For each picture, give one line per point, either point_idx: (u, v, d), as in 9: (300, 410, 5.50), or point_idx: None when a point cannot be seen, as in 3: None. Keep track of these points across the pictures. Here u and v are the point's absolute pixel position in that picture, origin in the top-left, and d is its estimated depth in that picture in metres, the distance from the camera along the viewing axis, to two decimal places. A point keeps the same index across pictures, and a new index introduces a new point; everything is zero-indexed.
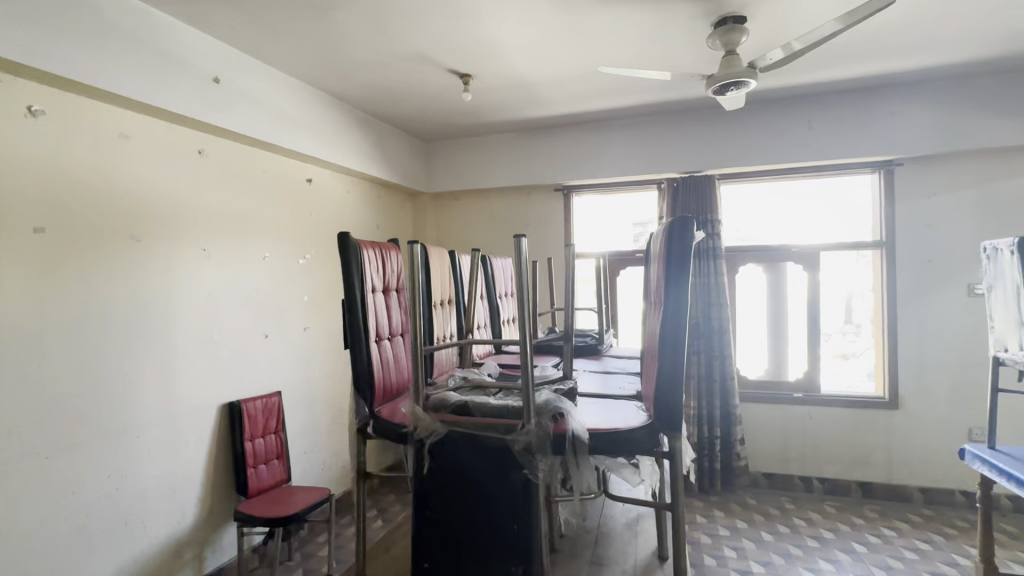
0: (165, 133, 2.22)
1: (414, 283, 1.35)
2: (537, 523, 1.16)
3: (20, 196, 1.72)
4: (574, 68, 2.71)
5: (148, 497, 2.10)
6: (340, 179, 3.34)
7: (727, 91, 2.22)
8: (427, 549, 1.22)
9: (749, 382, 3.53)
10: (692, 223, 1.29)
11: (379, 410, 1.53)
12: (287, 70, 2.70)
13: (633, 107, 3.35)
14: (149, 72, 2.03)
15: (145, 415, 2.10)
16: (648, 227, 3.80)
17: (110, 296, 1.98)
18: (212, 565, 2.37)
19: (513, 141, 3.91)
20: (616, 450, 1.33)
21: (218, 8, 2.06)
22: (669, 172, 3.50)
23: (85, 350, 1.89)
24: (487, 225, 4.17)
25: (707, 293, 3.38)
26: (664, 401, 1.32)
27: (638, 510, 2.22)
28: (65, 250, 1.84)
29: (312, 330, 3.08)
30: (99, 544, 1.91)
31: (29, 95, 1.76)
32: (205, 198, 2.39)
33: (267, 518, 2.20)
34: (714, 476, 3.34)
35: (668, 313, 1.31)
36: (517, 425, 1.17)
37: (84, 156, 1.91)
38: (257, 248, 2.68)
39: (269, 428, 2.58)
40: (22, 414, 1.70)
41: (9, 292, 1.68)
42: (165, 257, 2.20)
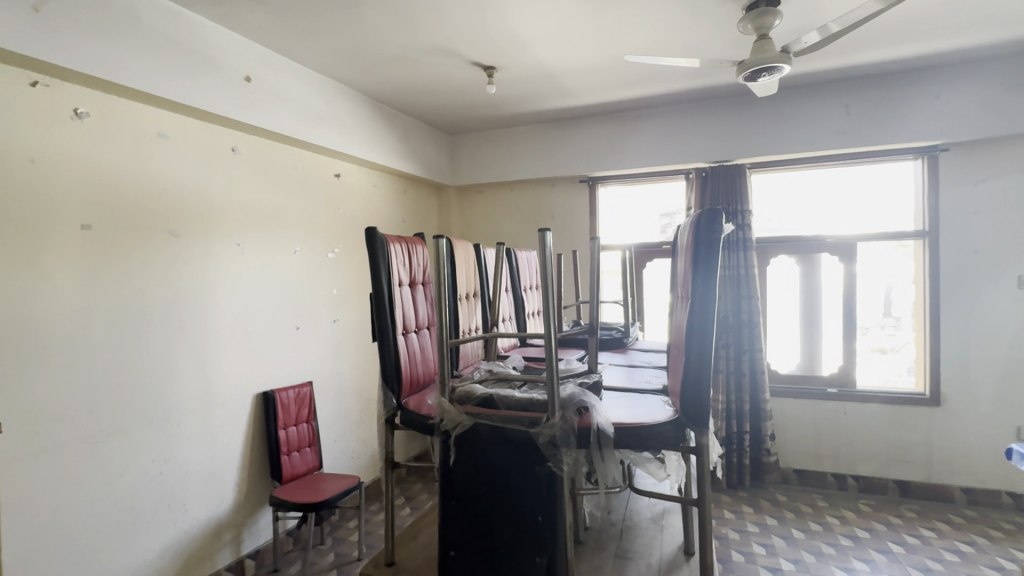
0: (200, 132, 2.30)
1: (440, 276, 1.37)
2: (562, 515, 1.17)
3: (69, 195, 1.82)
4: (599, 57, 2.67)
5: (189, 481, 2.20)
6: (367, 173, 3.39)
7: (758, 77, 2.15)
8: (453, 537, 1.25)
9: (780, 376, 3.45)
10: (721, 215, 1.26)
11: (407, 401, 1.56)
12: (315, 67, 2.75)
13: (660, 95, 3.28)
14: (185, 73, 2.10)
15: (185, 403, 2.20)
16: (675, 217, 3.72)
17: (151, 290, 2.07)
18: (249, 547, 2.47)
19: (537, 133, 3.88)
20: (641, 444, 1.32)
21: (248, 8, 2.11)
22: (698, 161, 3.42)
23: (130, 342, 1.99)
24: (512, 218, 4.17)
25: (737, 286, 3.31)
26: (691, 396, 1.30)
27: (664, 505, 2.18)
28: (109, 246, 1.93)
29: (342, 322, 3.16)
30: (146, 524, 2.02)
31: (75, 98, 1.84)
32: (238, 195, 2.47)
33: (300, 504, 2.28)
34: (743, 472, 3.29)
35: (695, 307, 1.29)
36: (542, 418, 1.18)
37: (126, 156, 2.00)
38: (288, 243, 2.75)
39: (301, 417, 2.67)
40: (73, 401, 1.80)
41: (59, 286, 1.78)
42: (202, 252, 2.29)
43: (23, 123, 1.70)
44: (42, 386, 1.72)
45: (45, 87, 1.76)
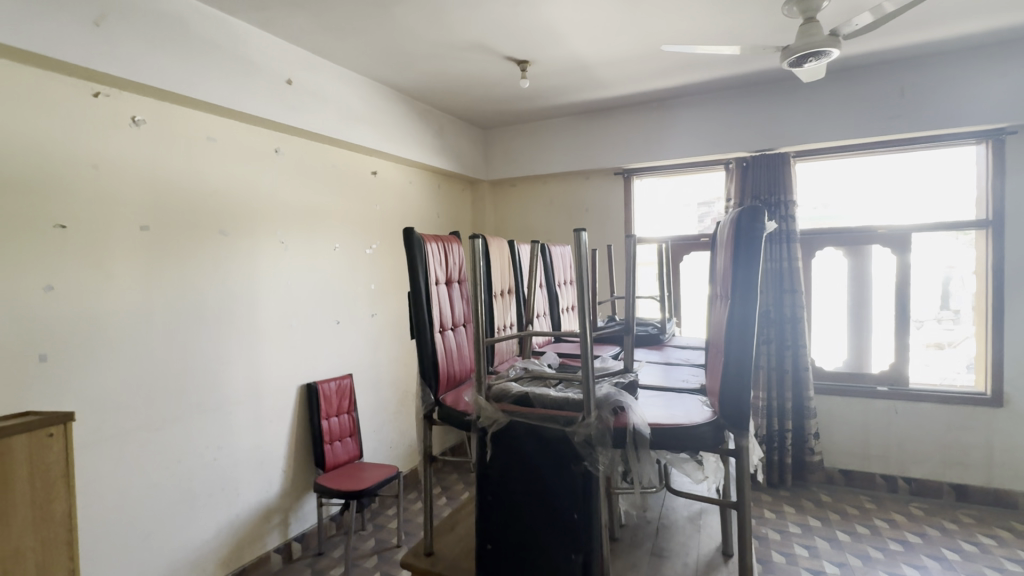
0: (247, 135, 2.39)
1: (476, 275, 1.39)
2: (597, 514, 1.18)
3: (130, 197, 1.94)
4: (635, 47, 2.61)
5: (240, 467, 2.33)
6: (403, 170, 3.45)
7: (805, 62, 2.05)
8: (490, 531, 1.28)
9: (826, 373, 3.32)
10: (763, 213, 1.22)
11: (444, 397, 1.59)
12: (352, 68, 2.81)
13: (699, 83, 3.18)
14: (231, 79, 2.19)
15: (236, 393, 2.32)
16: (712, 207, 3.62)
17: (204, 286, 2.19)
18: (296, 531, 2.59)
19: (571, 125, 3.84)
20: (679, 445, 1.31)
21: (289, 12, 2.17)
22: (738, 151, 3.31)
23: (185, 335, 2.11)
24: (546, 211, 4.15)
25: (780, 279, 3.19)
26: (732, 397, 1.27)
27: (701, 505, 2.15)
28: (166, 246, 2.05)
29: (380, 316, 3.24)
30: (202, 506, 2.16)
31: (132, 106, 1.95)
32: (282, 195, 2.56)
33: (342, 492, 2.37)
34: (785, 471, 3.20)
35: (734, 308, 1.27)
36: (578, 418, 1.18)
37: (179, 160, 2.11)
38: (329, 239, 2.84)
39: (342, 408, 2.77)
40: (136, 391, 1.94)
41: (122, 283, 1.90)
42: (250, 249, 2.39)
43: (87, 131, 1.82)
44: (110, 377, 1.86)
45: (106, 97, 1.88)
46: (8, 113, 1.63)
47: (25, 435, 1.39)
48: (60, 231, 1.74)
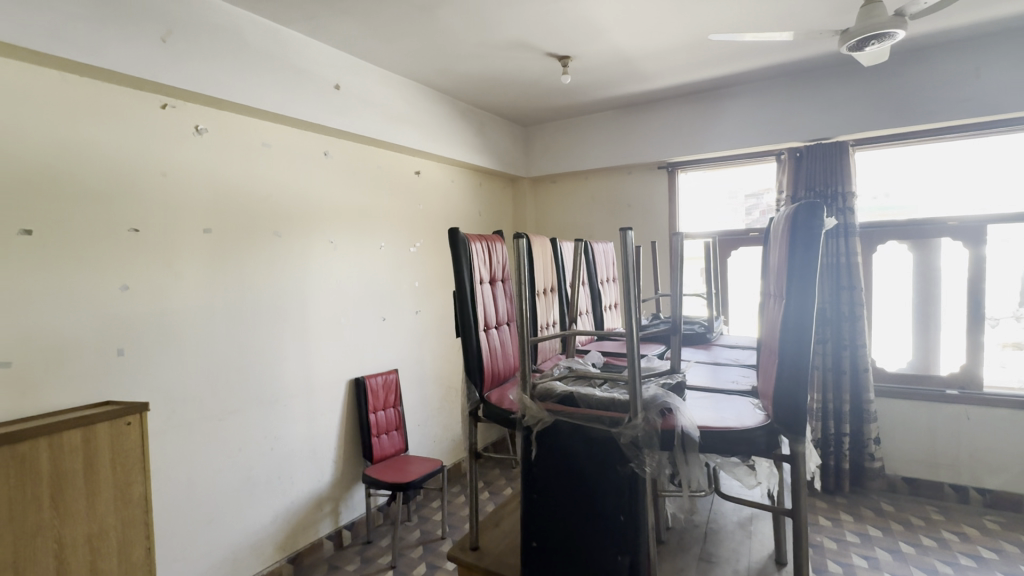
0: (298, 139, 2.50)
1: (520, 274, 1.39)
2: (644, 516, 1.16)
3: (194, 202, 2.06)
4: (680, 37, 2.53)
5: (295, 457, 2.44)
6: (445, 169, 3.50)
7: (866, 45, 1.93)
8: (535, 529, 1.29)
9: (888, 375, 3.12)
10: (821, 208, 1.17)
11: (489, 395, 1.61)
12: (396, 70, 2.87)
13: (748, 72, 3.05)
14: (284, 87, 2.29)
15: (290, 387, 2.44)
16: (761, 198, 3.48)
17: (260, 284, 2.31)
18: (346, 519, 2.70)
19: (613, 119, 3.78)
20: (729, 449, 1.27)
21: (337, 20, 2.24)
22: (791, 141, 3.16)
23: (244, 332, 2.24)
24: (588, 207, 4.11)
25: (838, 276, 3.03)
26: (786, 400, 1.23)
27: (752, 510, 2.09)
28: (226, 247, 2.17)
29: (424, 313, 3.31)
30: (260, 493, 2.28)
31: (196, 116, 2.08)
32: (331, 196, 2.66)
33: (390, 483, 2.45)
34: (842, 477, 3.04)
35: (790, 306, 1.22)
36: (624, 419, 1.17)
37: (238, 165, 2.23)
38: (375, 239, 2.93)
39: (389, 402, 2.85)
40: (201, 384, 2.07)
41: (188, 283, 2.03)
42: (301, 249, 2.50)
43: (157, 141, 1.95)
44: (179, 370, 2.00)
45: (173, 109, 2.00)
46: (87, 125, 1.76)
47: (106, 424, 1.53)
48: (134, 234, 1.87)
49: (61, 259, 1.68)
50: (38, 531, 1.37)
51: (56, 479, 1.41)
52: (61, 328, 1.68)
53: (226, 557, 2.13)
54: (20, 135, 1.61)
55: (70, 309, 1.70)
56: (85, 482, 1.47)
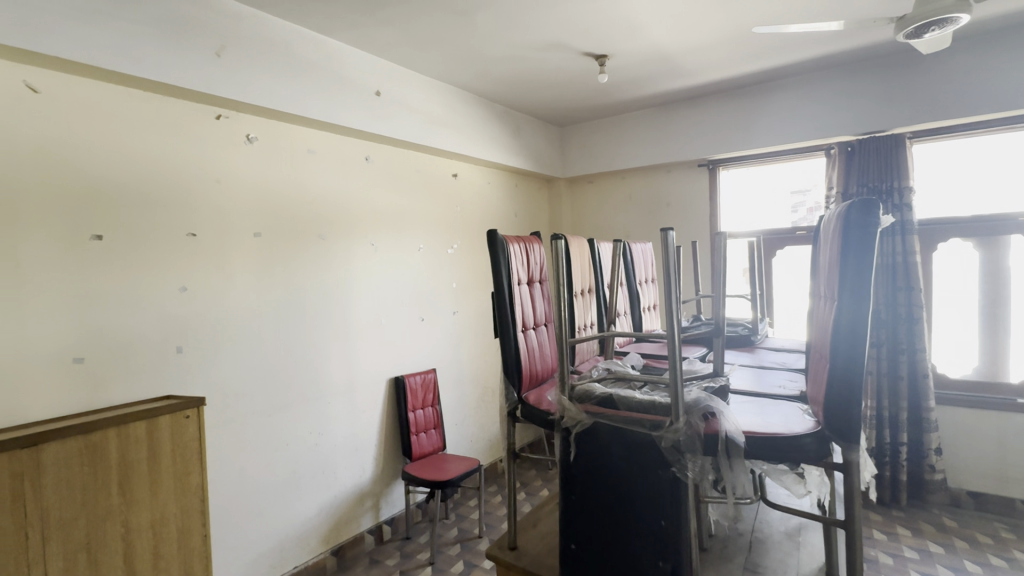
0: (341, 145, 2.58)
1: (557, 275, 1.39)
2: (686, 522, 1.14)
3: (246, 207, 2.17)
4: (721, 31, 2.47)
5: (338, 452, 2.52)
6: (481, 171, 3.54)
7: (925, 31, 1.82)
8: (573, 530, 1.28)
9: (951, 382, 2.93)
10: (878, 205, 1.12)
11: (527, 396, 1.62)
12: (434, 75, 2.93)
13: (794, 64, 2.93)
14: (328, 95, 2.37)
15: (334, 384, 2.52)
16: (807, 195, 3.34)
17: (306, 285, 2.40)
18: (386, 515, 2.77)
19: (652, 117, 3.71)
20: (776, 456, 1.23)
21: (378, 28, 2.31)
22: (842, 135, 3.02)
23: (292, 331, 2.34)
24: (625, 207, 4.06)
25: (894, 275, 2.87)
26: (839, 407, 1.17)
27: (800, 520, 2.04)
28: (274, 250, 2.28)
29: (461, 314, 3.35)
30: (306, 486, 2.37)
31: (247, 126, 2.18)
32: (372, 200, 2.73)
33: (428, 481, 2.49)
34: (898, 489, 2.87)
35: (843, 308, 1.16)
36: (665, 422, 1.15)
37: (285, 171, 2.32)
38: (414, 241, 2.99)
39: (427, 401, 2.91)
40: (252, 381, 2.17)
41: (239, 284, 2.14)
42: (344, 252, 2.58)
43: (212, 150, 2.06)
44: (232, 367, 2.10)
45: (226, 119, 2.11)
46: (150, 136, 1.88)
47: (168, 416, 1.63)
48: (191, 238, 1.99)
49: (128, 263, 1.81)
50: (108, 515, 1.47)
51: (124, 467, 1.51)
52: (127, 328, 1.80)
53: (274, 546, 2.22)
54: (92, 148, 1.73)
55: (135, 308, 1.82)
56: (149, 471, 1.57)
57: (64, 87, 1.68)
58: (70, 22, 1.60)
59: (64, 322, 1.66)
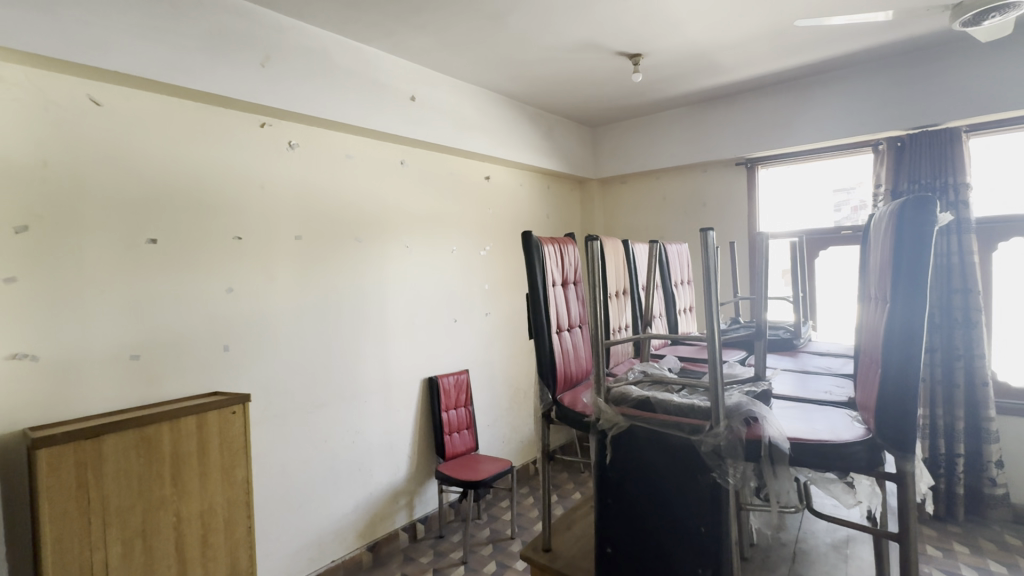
0: (378, 150, 2.64)
1: (593, 277, 1.38)
2: (727, 529, 1.11)
3: (288, 211, 2.25)
4: (760, 26, 2.40)
5: (373, 450, 2.58)
6: (513, 173, 3.55)
7: (983, 19, 1.73)
8: (609, 534, 1.27)
9: (1012, 391, 2.75)
10: (933, 202, 1.06)
11: (562, 397, 1.61)
12: (468, 79, 2.96)
13: (838, 57, 2.82)
14: (365, 101, 2.43)
15: (369, 384, 2.57)
16: (852, 193, 3.20)
17: (344, 287, 2.47)
18: (419, 513, 2.81)
19: (687, 116, 3.64)
20: (823, 464, 1.19)
21: (413, 35, 2.36)
22: (891, 131, 2.89)
23: (330, 331, 2.41)
24: (659, 208, 4.00)
25: (950, 276, 2.71)
26: (891, 414, 1.12)
27: (848, 532, 1.99)
28: (314, 253, 2.35)
29: (493, 315, 3.37)
30: (343, 482, 2.43)
31: (290, 133, 2.27)
32: (407, 202, 2.79)
33: (462, 481, 2.52)
34: (955, 503, 2.71)
35: (895, 311, 1.11)
36: (704, 427, 1.13)
37: (325, 176, 2.40)
38: (447, 243, 3.03)
39: (460, 402, 2.94)
40: (292, 379, 2.24)
41: (281, 285, 2.22)
42: (380, 254, 2.64)
43: (257, 156, 2.15)
44: (274, 365, 2.18)
45: (270, 127, 2.20)
46: (200, 144, 1.98)
47: (216, 412, 1.71)
48: (238, 241, 2.07)
49: (180, 265, 1.90)
50: (162, 504, 1.55)
51: (176, 459, 1.59)
52: (180, 327, 1.90)
53: (313, 540, 2.29)
54: (149, 156, 1.84)
55: (186, 308, 1.91)
56: (199, 463, 1.65)
57: (122, 99, 1.78)
58: (129, 37, 1.70)
59: (122, 321, 1.76)
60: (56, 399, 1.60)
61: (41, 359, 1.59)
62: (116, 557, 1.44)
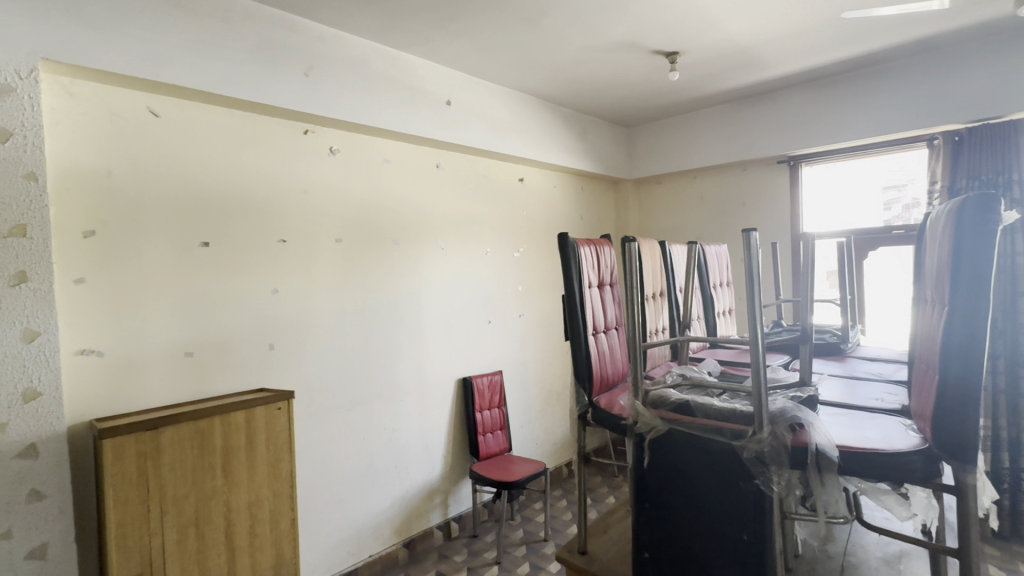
0: (415, 154, 2.70)
1: (630, 278, 1.37)
2: (771, 539, 1.08)
3: (330, 214, 2.33)
4: (806, 19, 2.31)
5: (409, 448, 2.63)
6: (547, 174, 3.55)
7: None
8: (647, 539, 1.26)
9: None
10: (998, 201, 1.00)
11: (598, 399, 1.60)
12: (502, 83, 2.98)
13: (888, 49, 2.70)
14: (402, 106, 2.49)
15: (405, 383, 2.62)
16: (903, 190, 3.05)
17: (382, 288, 2.53)
18: (454, 512, 2.84)
19: (725, 114, 3.55)
20: (874, 475, 1.14)
21: (449, 40, 2.40)
22: (947, 125, 2.73)
23: (368, 331, 2.47)
24: (696, 208, 3.91)
25: (1015, 278, 2.54)
26: (950, 424, 1.06)
27: (901, 546, 1.92)
28: (354, 255, 2.42)
29: (527, 316, 3.38)
30: (380, 479, 2.49)
31: (331, 139, 2.34)
32: (442, 205, 2.83)
33: (495, 481, 2.53)
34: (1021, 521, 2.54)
35: (955, 316, 1.05)
36: (747, 432, 1.10)
37: (363, 180, 2.46)
38: (482, 245, 3.06)
39: (493, 402, 2.96)
40: (333, 377, 2.31)
41: (323, 287, 2.29)
42: (417, 256, 2.70)
43: (301, 162, 2.23)
44: (316, 364, 2.25)
45: (313, 134, 2.28)
46: (249, 151, 2.07)
47: (263, 407, 1.78)
48: (282, 243, 2.16)
49: (229, 267, 2.00)
50: (213, 494, 1.63)
51: (227, 452, 1.67)
52: (229, 326, 1.99)
53: (352, 534, 2.35)
54: (202, 164, 1.94)
55: (234, 308, 2.01)
56: (247, 456, 1.72)
57: (179, 110, 1.89)
58: (184, 53, 1.79)
59: (177, 320, 1.86)
60: (119, 393, 1.71)
61: (105, 355, 1.69)
62: (172, 543, 1.53)
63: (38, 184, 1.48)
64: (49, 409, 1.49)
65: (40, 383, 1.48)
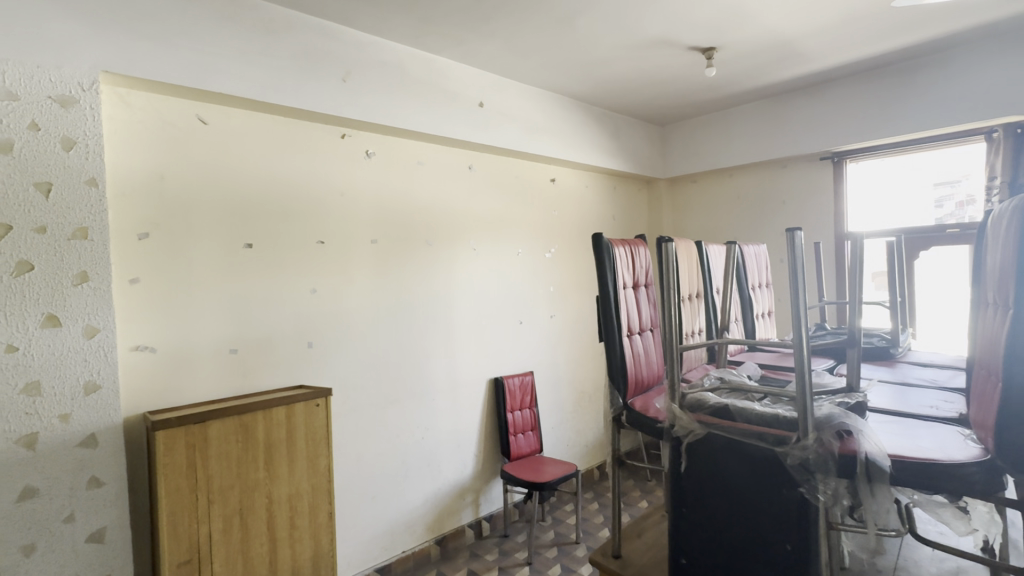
0: (448, 156, 2.73)
1: (666, 280, 1.35)
2: (816, 549, 1.04)
3: (366, 216, 2.38)
4: (851, 9, 2.22)
5: (441, 447, 2.66)
6: (579, 175, 3.53)
7: None
8: (683, 545, 1.23)
9: None
10: None
11: (633, 402, 1.58)
12: (534, 83, 2.98)
13: (943, 37, 2.55)
14: (436, 109, 2.52)
15: (437, 382, 2.65)
16: (958, 186, 2.90)
17: (415, 288, 2.57)
18: (485, 511, 2.86)
19: (764, 110, 3.44)
20: (929, 486, 1.08)
21: (482, 42, 2.41)
22: (1008, 116, 2.57)
23: (402, 330, 2.51)
24: (733, 207, 3.81)
25: None
26: (1014, 435, 1.00)
27: (958, 562, 1.81)
28: (389, 256, 2.47)
29: (558, 317, 3.37)
30: (414, 476, 2.53)
31: (368, 143, 2.40)
32: (474, 206, 2.85)
33: (527, 482, 2.53)
34: None
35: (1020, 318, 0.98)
36: (790, 438, 1.07)
37: (397, 183, 2.51)
38: (513, 245, 3.07)
39: (525, 403, 2.96)
40: (368, 376, 2.36)
41: (359, 286, 2.35)
42: (449, 257, 2.73)
43: (338, 165, 2.29)
44: (352, 362, 2.31)
45: (350, 137, 2.34)
46: (290, 156, 2.14)
47: (303, 404, 1.83)
48: (320, 245, 2.22)
49: (270, 267, 2.07)
50: (256, 487, 1.70)
51: (268, 446, 1.73)
52: (270, 324, 2.06)
53: (385, 529, 2.39)
54: (246, 169, 2.02)
55: (275, 307, 2.08)
56: (287, 450, 1.78)
57: (225, 117, 1.97)
58: (230, 63, 1.87)
59: (222, 318, 1.94)
60: (169, 387, 1.80)
61: (157, 351, 1.78)
62: (218, 532, 1.60)
63: (98, 189, 1.57)
64: (107, 400, 1.57)
65: (100, 376, 1.57)
